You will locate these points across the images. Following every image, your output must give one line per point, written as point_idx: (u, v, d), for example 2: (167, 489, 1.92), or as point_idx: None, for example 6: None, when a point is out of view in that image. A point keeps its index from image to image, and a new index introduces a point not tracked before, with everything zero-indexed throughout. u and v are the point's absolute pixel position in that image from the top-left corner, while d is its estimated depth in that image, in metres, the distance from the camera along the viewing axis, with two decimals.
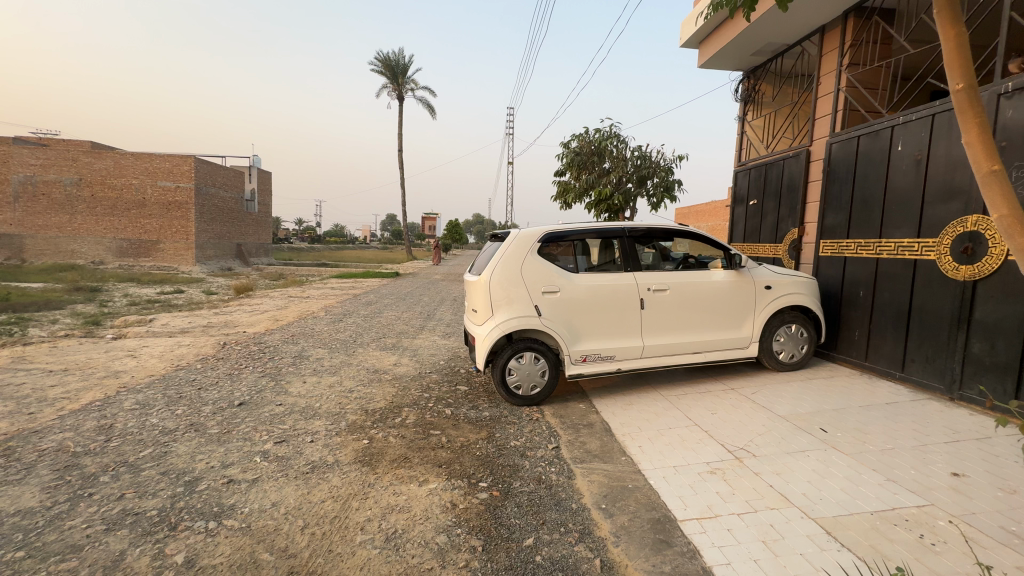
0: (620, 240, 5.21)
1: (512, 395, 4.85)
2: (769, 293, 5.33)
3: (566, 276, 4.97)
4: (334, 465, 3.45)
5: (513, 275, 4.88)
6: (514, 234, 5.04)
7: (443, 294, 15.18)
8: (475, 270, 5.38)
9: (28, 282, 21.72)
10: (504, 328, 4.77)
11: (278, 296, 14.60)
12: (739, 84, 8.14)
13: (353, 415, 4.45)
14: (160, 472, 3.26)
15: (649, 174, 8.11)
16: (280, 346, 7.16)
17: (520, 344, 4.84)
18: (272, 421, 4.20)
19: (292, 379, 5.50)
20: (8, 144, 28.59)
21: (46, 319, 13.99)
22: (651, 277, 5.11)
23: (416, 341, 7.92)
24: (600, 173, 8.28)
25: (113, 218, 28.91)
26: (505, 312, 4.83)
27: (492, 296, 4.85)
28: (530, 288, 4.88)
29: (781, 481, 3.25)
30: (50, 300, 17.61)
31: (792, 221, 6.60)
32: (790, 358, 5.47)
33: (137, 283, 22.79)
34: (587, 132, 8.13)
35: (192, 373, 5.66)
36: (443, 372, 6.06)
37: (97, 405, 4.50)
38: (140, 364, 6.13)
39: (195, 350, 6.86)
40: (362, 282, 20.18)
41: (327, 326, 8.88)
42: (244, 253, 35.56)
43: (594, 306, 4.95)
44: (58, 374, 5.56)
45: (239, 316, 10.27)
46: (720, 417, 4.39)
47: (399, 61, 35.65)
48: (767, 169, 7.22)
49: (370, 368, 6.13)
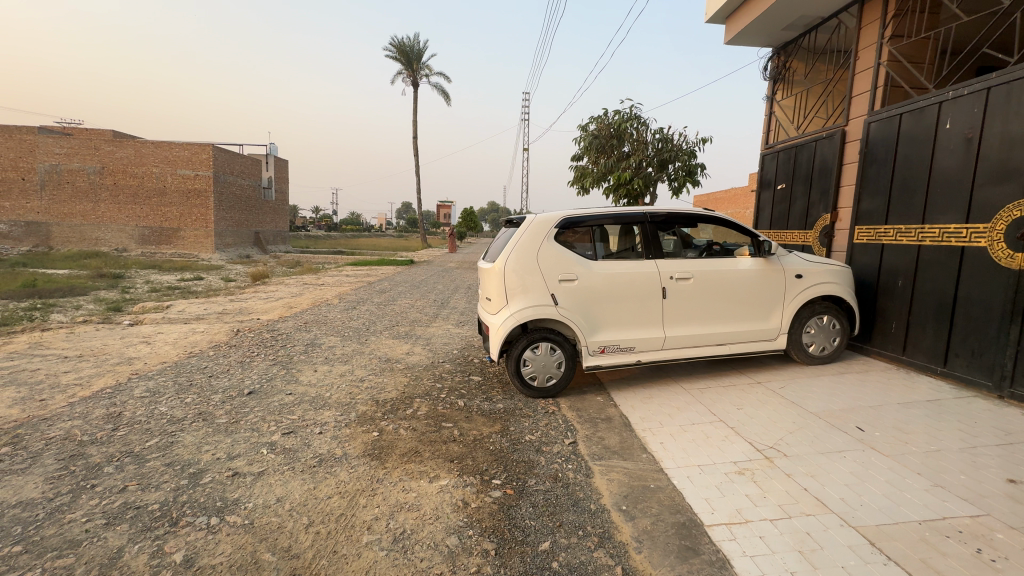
0: (641, 226, 4.96)
1: (527, 386, 4.68)
2: (800, 282, 5.04)
3: (584, 264, 4.75)
4: (343, 459, 3.32)
5: (529, 262, 4.67)
6: (530, 220, 4.81)
7: (458, 282, 15.03)
8: (489, 257, 5.19)
9: (55, 268, 22.28)
10: (520, 318, 4.59)
11: (293, 284, 14.63)
12: (768, 62, 7.71)
13: (363, 405, 4.34)
14: (164, 463, 3.17)
15: (670, 157, 7.76)
16: (293, 334, 7.10)
17: (535, 334, 4.66)
18: (281, 412, 4.10)
19: (303, 367, 5.41)
20: (34, 134, 29.13)
21: (70, 305, 14.27)
22: (673, 264, 4.86)
23: (429, 330, 7.79)
24: (619, 157, 7.97)
25: (134, 206, 29.37)
26: (520, 301, 4.64)
27: (506, 285, 4.66)
28: (547, 276, 4.67)
29: (816, 484, 3.02)
30: (75, 285, 18.02)
31: (824, 206, 6.25)
32: (820, 351, 5.19)
33: (159, 270, 23.19)
34: (606, 114, 7.80)
35: (204, 360, 5.61)
36: (456, 362, 5.91)
37: (108, 393, 4.45)
38: (154, 350, 6.11)
39: (209, 338, 6.83)
40: (377, 270, 20.20)
41: (341, 313, 8.81)
42: (262, 240, 35.93)
43: (614, 295, 4.72)
44: (73, 360, 5.55)
45: (255, 303, 10.27)
46: (747, 412, 4.16)
47: (414, 47, 35.26)
48: (797, 151, 6.84)
49: (382, 356, 6.01)
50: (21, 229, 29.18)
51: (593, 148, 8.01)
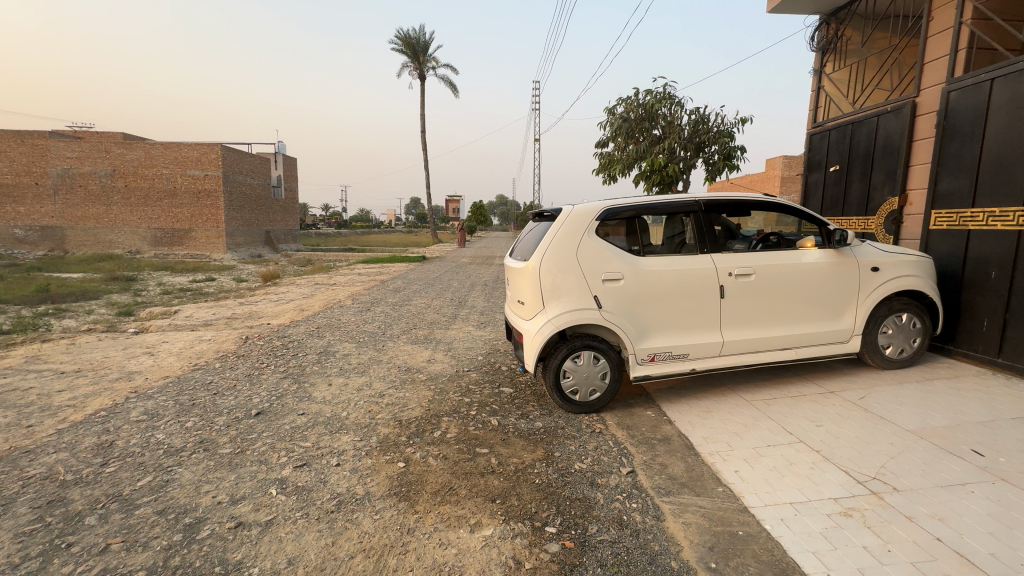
0: (693, 216, 4.36)
1: (568, 401, 4.13)
2: (875, 276, 4.42)
3: (630, 260, 4.17)
4: (365, 501, 2.80)
5: (568, 260, 4.10)
6: (566, 212, 4.23)
7: (473, 279, 14.51)
8: (520, 255, 4.63)
9: (69, 272, 22.20)
10: (559, 324, 4.04)
11: (304, 284, 14.22)
12: (815, 32, 7.02)
13: (385, 427, 3.83)
14: (156, 511, 2.67)
15: (708, 140, 7.08)
16: (305, 340, 6.62)
17: (576, 341, 4.10)
18: (292, 438, 3.60)
19: (316, 381, 4.92)
20: (45, 138, 29.06)
21: (82, 310, 14.00)
22: (732, 259, 4.26)
23: (449, 333, 7.27)
24: (651, 141, 7.31)
25: (146, 208, 29.29)
26: (558, 304, 4.09)
27: (542, 287, 4.09)
28: (588, 275, 4.10)
29: (950, 532, 2.43)
30: (88, 289, 17.85)
31: (891, 189, 5.59)
32: (898, 354, 4.57)
33: (171, 272, 23.02)
34: (636, 94, 7.14)
35: (209, 374, 5.14)
36: (483, 371, 5.39)
37: (102, 416, 3.99)
38: (157, 363, 5.66)
39: (216, 347, 6.37)
40: (389, 267, 19.76)
41: (355, 316, 8.34)
42: (273, 239, 35.72)
43: (664, 295, 4.14)
44: (70, 377, 5.12)
45: (265, 306, 9.82)
46: (829, 430, 3.57)
47: (420, 39, 34.54)
48: (854, 128, 6.17)
49: (402, 366, 5.50)
50: (36, 233, 29.24)
51: (623, 133, 7.36)
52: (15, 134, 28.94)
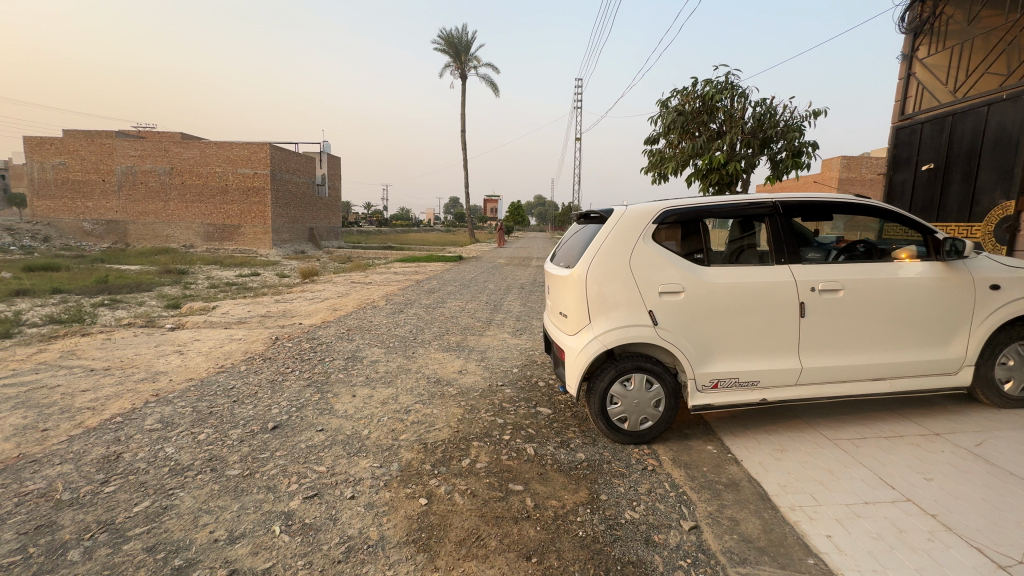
0: (769, 220, 3.74)
1: (615, 430, 3.62)
2: (992, 296, 3.68)
3: (693, 271, 3.59)
4: (378, 550, 2.38)
5: (620, 269, 3.57)
6: (619, 214, 3.70)
7: (509, 281, 14.08)
8: (564, 261, 4.14)
9: (128, 265, 23.40)
10: (607, 342, 3.53)
11: (341, 282, 14.25)
12: (904, 13, 6.20)
13: (407, 451, 3.43)
14: (145, 548, 2.35)
15: (776, 135, 6.33)
16: (333, 344, 6.36)
17: (626, 362, 3.57)
18: (306, 460, 3.24)
19: (340, 391, 4.59)
20: (111, 137, 30.85)
21: (134, 302, 14.55)
22: (816, 271, 3.62)
23: (483, 340, 6.84)
24: (709, 137, 6.61)
25: (199, 204, 30.59)
26: (607, 319, 3.57)
27: (589, 298, 3.58)
28: (644, 287, 3.55)
29: None
30: (143, 282, 18.66)
31: (1004, 190, 4.79)
32: (1019, 391, 3.79)
33: (220, 266, 23.87)
34: (693, 85, 6.45)
35: (233, 378, 4.92)
36: (518, 386, 4.92)
37: (117, 422, 3.79)
38: (184, 363, 5.51)
39: (245, 348, 6.19)
40: (425, 267, 19.66)
41: (386, 318, 8.07)
42: (316, 236, 36.62)
43: (733, 312, 3.55)
44: (97, 375, 5.02)
45: (299, 304, 9.73)
46: (945, 487, 2.89)
47: (462, 38, 34.56)
48: (955, 121, 5.36)
49: (431, 377, 5.11)
50: (102, 227, 31.18)
51: (677, 128, 6.69)
52: (86, 134, 30.93)
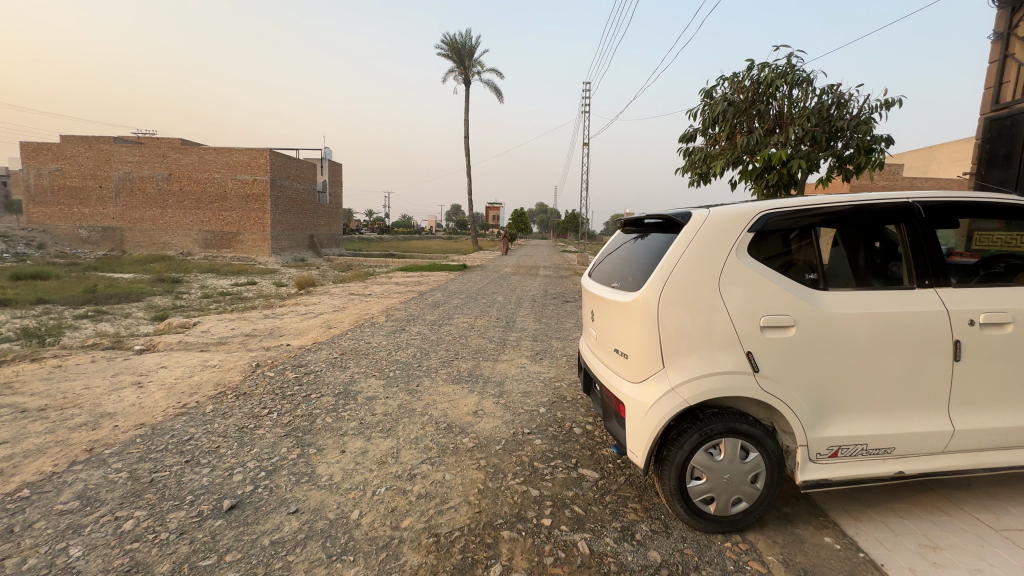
0: (900, 227, 2.80)
1: (697, 514, 2.64)
2: None
3: (807, 297, 2.62)
4: None
5: (706, 295, 2.61)
6: (701, 219, 2.72)
7: (520, 293, 13.11)
8: (619, 280, 3.19)
9: (122, 273, 22.53)
10: (689, 395, 2.56)
11: (340, 294, 13.26)
12: None
13: (413, 552, 2.43)
14: None
15: (847, 128, 5.35)
16: (324, 373, 5.37)
17: (714, 424, 2.58)
18: (267, 571, 2.26)
19: (326, 445, 3.60)
20: (109, 142, 30.10)
21: (121, 314, 13.57)
22: (971, 299, 2.67)
23: (499, 367, 5.85)
24: (766, 130, 5.65)
25: (198, 211, 29.78)
26: (687, 363, 2.60)
27: (664, 335, 2.61)
28: (740, 321, 2.58)
29: None
30: (134, 290, 17.75)
31: None
32: None
33: (216, 274, 22.98)
34: (748, 69, 5.49)
35: (193, 425, 3.93)
36: (550, 435, 3.93)
37: (20, 499, 2.80)
38: (140, 401, 4.51)
39: (218, 378, 5.21)
40: (429, 276, 18.73)
41: (387, 339, 7.08)
42: (317, 244, 35.80)
43: (861, 354, 2.60)
44: (26, 419, 4.03)
45: (291, 321, 8.75)
46: None
47: (466, 44, 33.96)
48: None
49: (440, 421, 4.12)
50: (98, 234, 30.35)
51: (727, 120, 5.74)
52: (84, 140, 30.33)
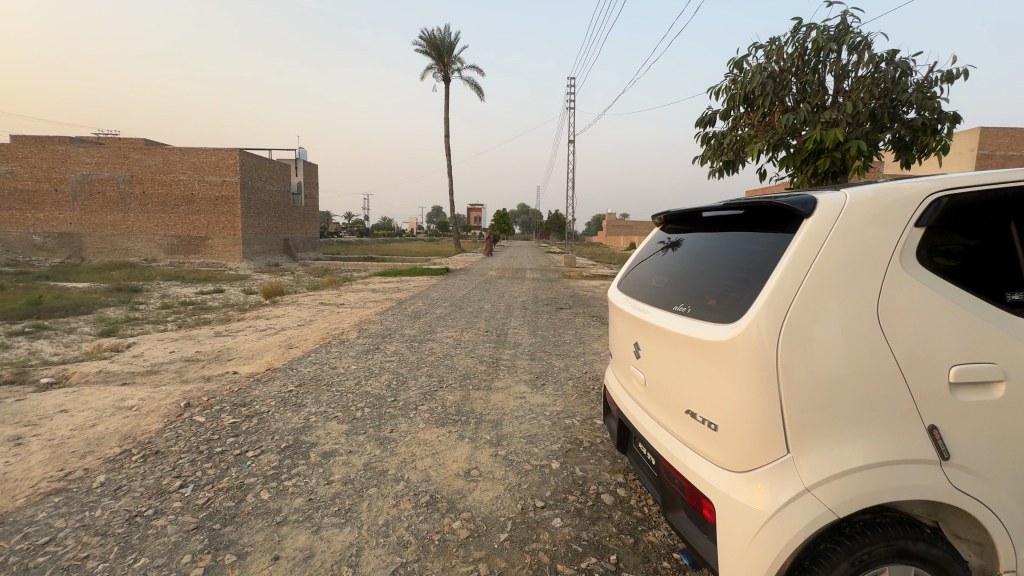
0: None
1: None
2: None
3: (1013, 332, 1.63)
4: None
5: (854, 329, 1.59)
6: (838, 206, 1.70)
7: (509, 300, 12.03)
8: (684, 302, 2.15)
9: (75, 281, 20.67)
10: (833, 499, 1.53)
11: (310, 305, 11.93)
12: None
13: None
14: None
15: (909, 104, 4.44)
16: (271, 415, 4.19)
17: (876, 544, 1.56)
18: None
19: (253, 546, 2.46)
20: (65, 143, 27.98)
21: (63, 329, 11.98)
22: None
23: (493, 398, 4.76)
24: (812, 107, 4.72)
25: (162, 215, 27.92)
26: (826, 445, 1.57)
27: (788, 398, 1.57)
28: (914, 373, 1.57)
29: None
30: (86, 301, 16.06)
31: None
32: None
33: (182, 282, 21.34)
34: (793, 32, 4.54)
35: (63, 514, 2.73)
36: (572, 510, 2.85)
37: None
38: (5, 470, 3.27)
39: (129, 429, 3.97)
40: (410, 282, 17.52)
41: (358, 362, 5.92)
42: (292, 248, 34.18)
43: None
44: None
45: (247, 339, 7.47)
46: None
47: (444, 39, 32.75)
48: None
49: (421, 492, 3.01)
50: (54, 240, 28.06)
51: (766, 95, 4.79)
52: (37, 139, 28.10)
